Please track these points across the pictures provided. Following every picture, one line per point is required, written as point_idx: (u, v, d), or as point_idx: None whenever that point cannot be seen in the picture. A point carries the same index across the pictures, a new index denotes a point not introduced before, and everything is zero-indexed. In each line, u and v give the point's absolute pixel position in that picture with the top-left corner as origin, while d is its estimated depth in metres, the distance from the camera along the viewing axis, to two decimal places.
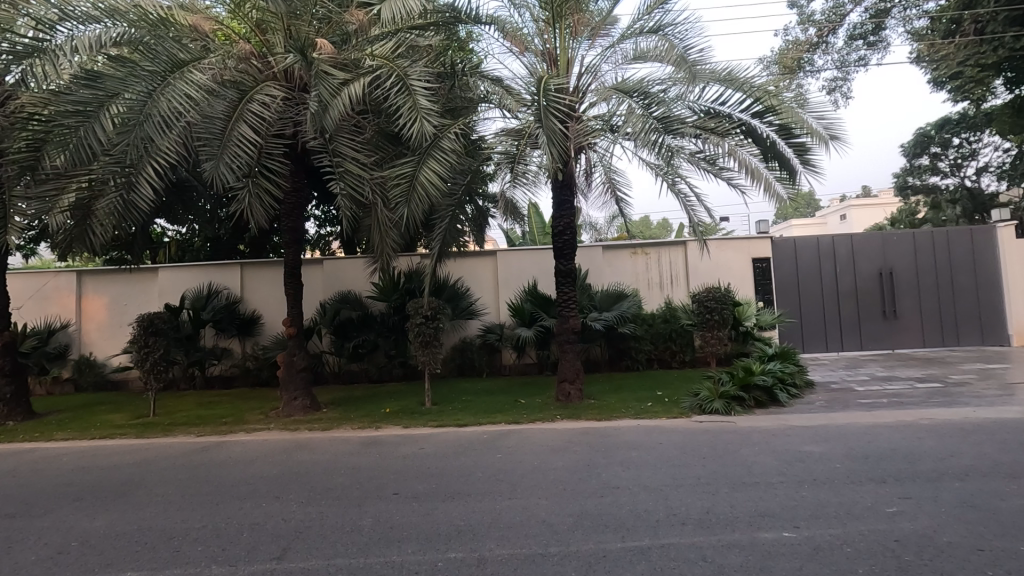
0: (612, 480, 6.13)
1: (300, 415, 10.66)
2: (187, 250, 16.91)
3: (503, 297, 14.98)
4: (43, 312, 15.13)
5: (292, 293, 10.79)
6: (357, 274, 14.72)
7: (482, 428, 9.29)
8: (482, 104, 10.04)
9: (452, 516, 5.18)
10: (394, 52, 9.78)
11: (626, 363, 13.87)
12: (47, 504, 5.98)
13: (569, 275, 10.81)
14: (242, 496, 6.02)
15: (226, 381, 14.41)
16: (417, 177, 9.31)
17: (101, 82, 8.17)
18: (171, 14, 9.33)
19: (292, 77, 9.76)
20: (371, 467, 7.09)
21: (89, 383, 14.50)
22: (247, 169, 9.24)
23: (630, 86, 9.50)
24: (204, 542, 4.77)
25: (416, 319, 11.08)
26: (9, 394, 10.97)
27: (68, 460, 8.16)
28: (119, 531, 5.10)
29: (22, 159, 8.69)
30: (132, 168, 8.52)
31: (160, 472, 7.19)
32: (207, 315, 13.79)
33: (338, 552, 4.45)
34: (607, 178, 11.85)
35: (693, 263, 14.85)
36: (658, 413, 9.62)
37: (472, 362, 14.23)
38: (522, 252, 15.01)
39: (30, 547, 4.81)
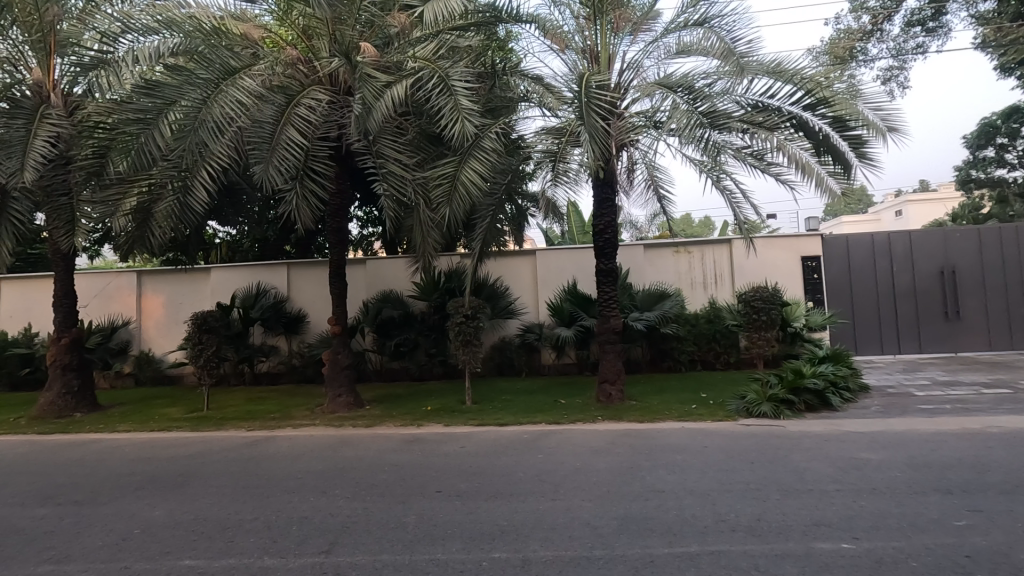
0: (658, 483, 6.01)
1: (344, 412, 10.89)
2: (237, 251, 17.57)
3: (543, 296, 14.93)
4: (107, 310, 16.00)
5: (337, 293, 11.04)
6: (399, 273, 14.96)
7: (523, 428, 9.29)
8: (523, 103, 10.04)
9: (495, 516, 5.18)
10: (435, 53, 9.84)
11: (668, 364, 13.61)
12: (112, 493, 6.30)
13: (609, 274, 10.66)
14: (290, 490, 6.19)
15: (273, 377, 14.86)
16: (459, 177, 9.34)
17: (160, 91, 8.53)
18: (223, 24, 9.63)
19: (336, 81, 9.92)
20: (414, 464, 7.18)
21: (148, 378, 15.25)
22: (295, 171, 9.49)
23: (675, 81, 9.25)
24: (256, 533, 4.92)
25: (457, 318, 11.16)
26: (77, 387, 11.65)
27: (130, 451, 8.59)
28: (178, 521, 5.31)
29: (89, 165, 9.21)
30: (188, 173, 8.86)
31: (214, 465, 7.49)
32: (256, 313, 14.28)
33: (384, 548, 4.51)
34: (650, 175, 11.67)
35: (739, 262, 14.42)
36: (703, 416, 9.40)
37: (512, 362, 14.25)
38: (563, 251, 14.92)
39: (97, 533, 5.07)
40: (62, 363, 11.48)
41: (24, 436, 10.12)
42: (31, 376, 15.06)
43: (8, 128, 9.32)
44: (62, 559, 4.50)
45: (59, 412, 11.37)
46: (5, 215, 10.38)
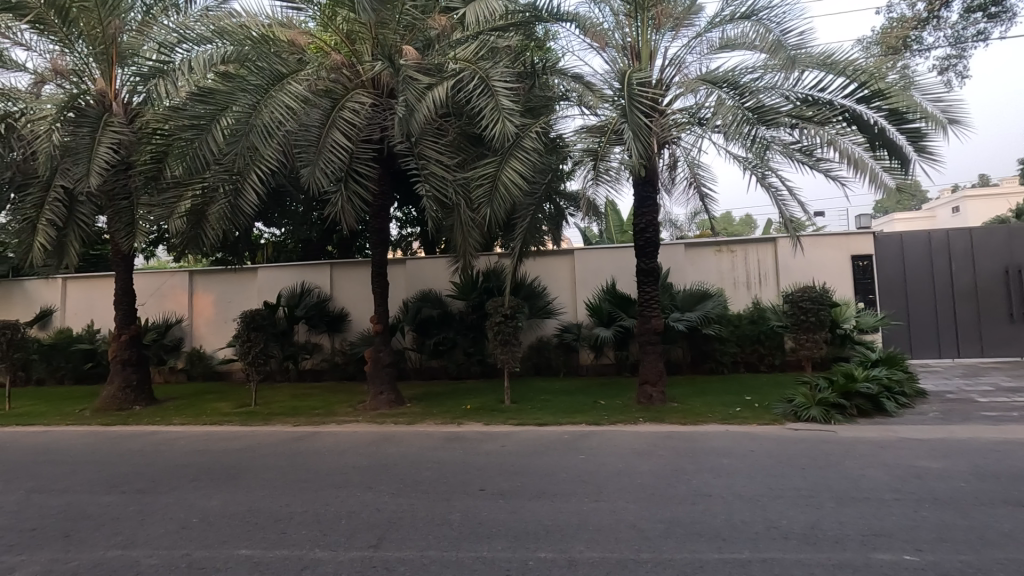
0: (704, 487, 5.88)
1: (385, 409, 11.08)
2: (282, 251, 18.12)
3: (580, 296, 14.84)
4: (162, 308, 16.77)
5: (378, 293, 11.26)
6: (438, 273, 15.14)
7: (563, 428, 9.25)
8: (562, 101, 10.09)
9: (539, 515, 5.18)
10: (477, 54, 9.92)
11: (709, 366, 13.32)
12: (171, 483, 6.60)
13: (650, 274, 10.51)
14: (337, 485, 6.34)
15: (316, 374, 15.24)
16: (500, 177, 9.36)
17: (212, 98, 8.86)
18: (271, 31, 9.95)
19: (379, 84, 10.15)
20: (455, 462, 7.24)
21: (199, 373, 15.89)
22: (340, 173, 9.70)
23: (719, 76, 9.08)
24: (307, 526, 5.05)
25: (496, 318, 11.19)
26: (135, 381, 12.24)
27: (185, 443, 8.97)
28: (233, 512, 5.51)
29: (147, 170, 9.67)
30: (238, 176, 9.15)
31: (264, 458, 7.74)
32: (300, 312, 14.70)
33: (431, 544, 4.57)
34: (692, 173, 11.42)
35: (785, 262, 13.99)
36: (748, 419, 9.17)
37: (550, 362, 14.22)
38: (601, 250, 14.78)
39: (159, 520, 5.31)
40: (122, 358, 12.10)
41: (89, 426, 10.70)
42: (94, 371, 15.93)
43: (74, 136, 9.85)
44: (128, 545, 4.74)
45: (119, 404, 11.97)
46: (73, 219, 11.01)
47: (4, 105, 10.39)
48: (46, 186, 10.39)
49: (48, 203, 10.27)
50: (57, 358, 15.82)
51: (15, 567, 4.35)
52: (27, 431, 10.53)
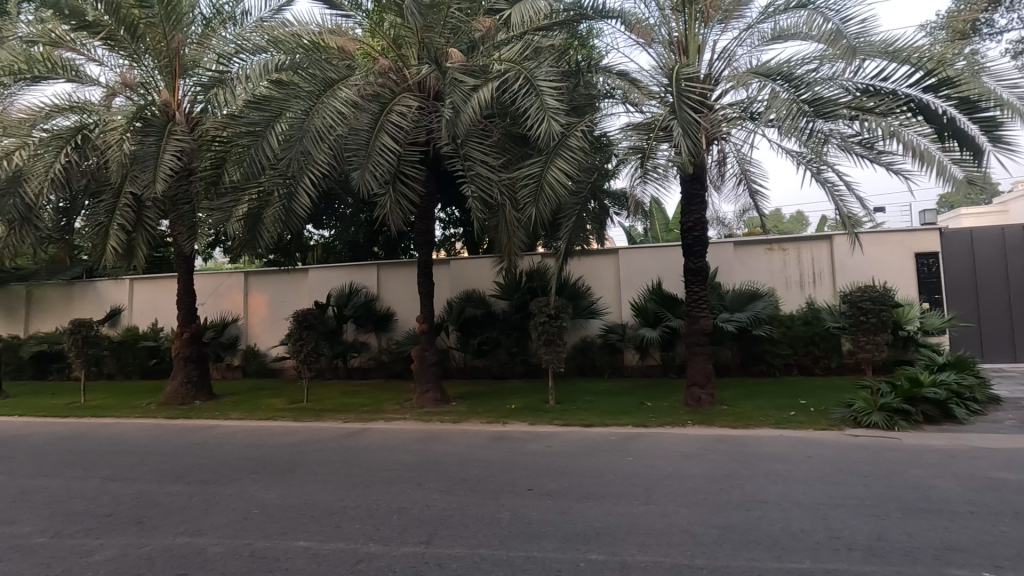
0: (759, 494, 5.69)
1: (431, 407, 11.24)
2: (331, 253, 18.65)
3: (625, 296, 14.64)
4: (220, 307, 17.55)
5: (424, 292, 11.43)
6: (482, 273, 15.25)
7: (609, 430, 9.14)
8: (606, 99, 10.01)
9: (588, 517, 5.13)
10: (521, 54, 9.92)
11: (760, 368, 12.90)
12: (231, 475, 6.90)
13: (699, 273, 10.26)
14: (388, 481, 6.47)
15: (364, 372, 15.62)
16: (545, 177, 9.33)
17: (268, 105, 9.20)
18: (322, 39, 10.23)
19: (425, 87, 10.34)
20: (502, 461, 7.27)
21: (254, 370, 16.56)
22: (389, 176, 9.88)
23: (773, 69, 8.79)
24: (360, 521, 5.17)
25: (540, 318, 11.18)
26: (196, 377, 12.86)
27: (243, 437, 9.36)
28: (290, 504, 5.71)
29: (209, 176, 10.13)
30: (292, 180, 9.44)
31: (317, 453, 7.99)
32: (349, 311, 15.08)
33: (482, 542, 4.61)
34: (741, 169, 11.10)
35: (841, 260, 13.39)
36: (803, 423, 8.83)
37: (594, 362, 14.09)
38: (646, 249, 14.57)
39: (221, 511, 5.55)
40: (184, 355, 12.72)
41: (155, 419, 11.32)
42: (159, 366, 16.83)
43: (141, 145, 10.38)
44: (194, 533, 4.98)
45: (182, 399, 12.62)
46: (141, 224, 11.65)
47: (81, 117, 11.08)
48: (118, 193, 11.04)
49: (119, 209, 10.89)
50: (125, 354, 16.85)
51: (94, 550, 4.64)
52: (100, 422, 11.22)
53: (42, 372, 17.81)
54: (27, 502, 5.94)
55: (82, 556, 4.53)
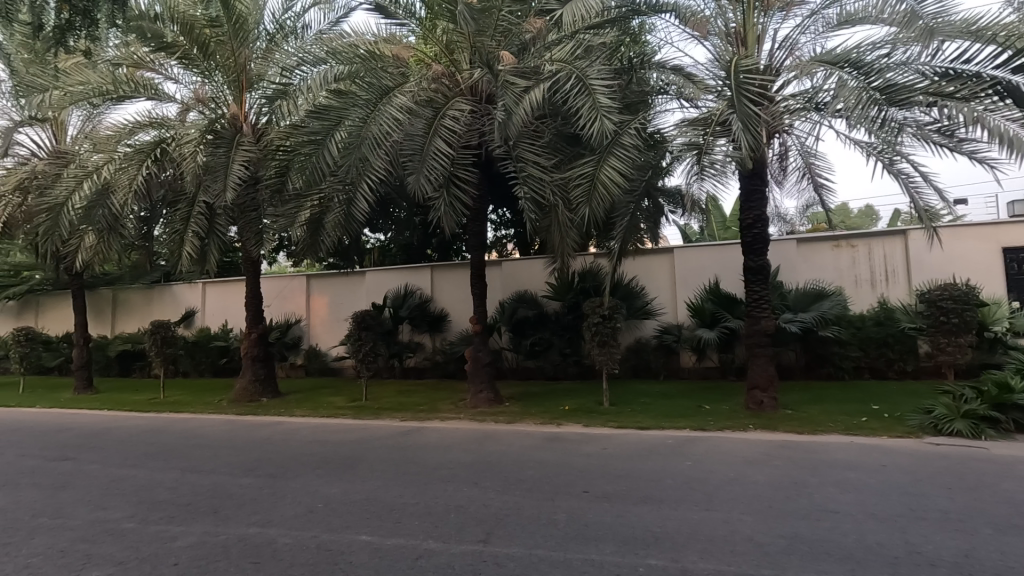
0: (829, 503, 5.41)
1: (485, 407, 11.35)
2: (387, 255, 19.18)
3: (681, 296, 14.29)
4: (284, 309, 18.36)
5: (477, 293, 11.57)
6: (534, 273, 15.28)
7: (666, 433, 8.95)
8: (660, 95, 9.81)
9: (646, 521, 5.04)
10: (572, 54, 9.96)
11: (827, 371, 12.27)
12: (297, 469, 7.22)
13: (759, 271, 9.88)
14: (445, 479, 6.59)
15: (419, 372, 15.97)
16: (598, 176, 9.25)
17: (328, 114, 9.55)
18: (377, 48, 10.51)
19: (477, 91, 10.51)
20: (556, 463, 7.25)
21: (315, 369, 17.25)
22: (443, 179, 10.04)
23: (838, 56, 8.43)
24: (419, 517, 5.29)
25: (593, 318, 11.06)
26: (264, 375, 13.51)
27: (306, 434, 9.75)
28: (352, 499, 5.91)
29: (274, 184, 10.61)
30: (351, 186, 9.75)
31: (377, 451, 8.24)
32: (404, 313, 15.45)
33: (538, 543, 4.61)
34: (805, 162, 10.62)
35: (917, 256, 12.57)
36: (875, 430, 8.35)
37: (648, 363, 13.82)
38: (703, 248, 14.19)
39: (289, 503, 5.81)
40: (252, 355, 13.41)
41: (227, 415, 11.98)
42: (229, 365, 17.82)
43: (213, 156, 11.06)
44: (265, 523, 5.24)
45: (250, 396, 13.29)
46: (213, 231, 12.35)
47: (159, 132, 11.87)
48: (192, 202, 11.75)
49: (193, 217, 11.58)
50: (199, 353, 17.90)
51: (176, 536, 4.96)
52: (179, 417, 11.99)
53: (126, 369, 19.23)
54: (117, 490, 6.42)
55: (166, 541, 4.86)
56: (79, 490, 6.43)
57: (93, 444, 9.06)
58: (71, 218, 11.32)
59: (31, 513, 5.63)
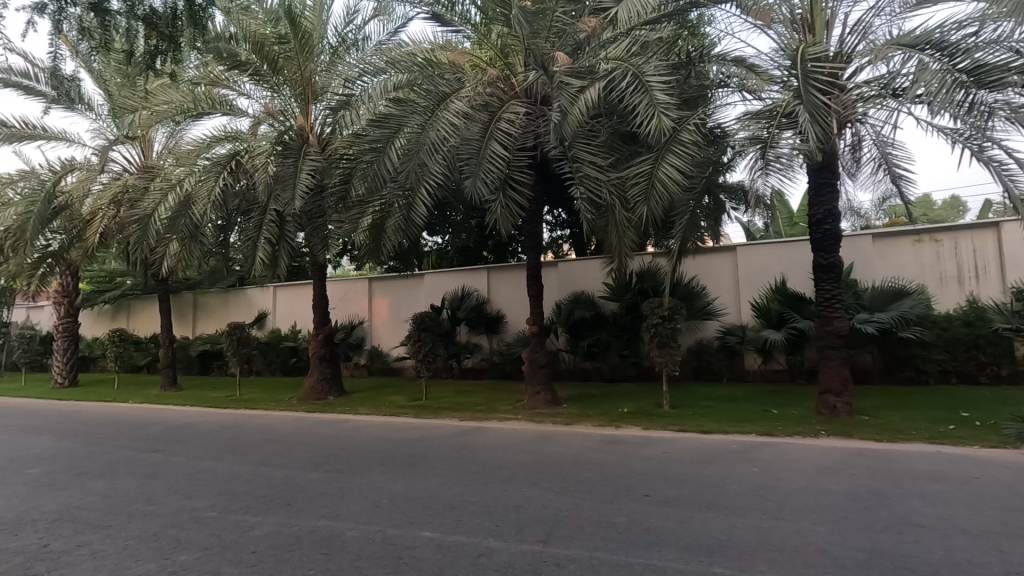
0: (913, 516, 5.06)
1: (543, 408, 11.36)
2: (444, 258, 19.58)
3: (745, 296, 13.76)
4: (347, 311, 19.08)
5: (534, 294, 11.61)
6: (591, 274, 15.15)
7: (730, 438, 8.65)
8: (720, 89, 9.50)
9: (710, 528, 4.90)
10: (629, 51, 9.74)
11: (908, 374, 11.46)
12: (363, 466, 7.49)
13: (831, 269, 9.36)
14: (504, 479, 6.65)
15: (477, 372, 16.18)
16: (656, 174, 9.07)
17: (388, 122, 9.84)
18: (434, 55, 10.72)
19: (532, 93, 10.56)
20: (616, 465, 7.15)
21: (378, 369, 17.82)
22: (499, 182, 10.13)
23: (918, 38, 7.91)
24: (479, 516, 5.36)
25: (652, 319, 10.82)
26: (330, 375, 14.10)
27: (370, 431, 10.09)
28: (415, 496, 6.08)
29: (338, 191, 11.07)
30: (410, 191, 10.03)
31: (437, 449, 8.43)
32: (462, 314, 15.71)
33: (599, 546, 4.57)
34: (881, 152, 9.99)
35: (1012, 250, 11.52)
36: (966, 439, 7.72)
37: (711, 365, 13.39)
38: (768, 245, 13.62)
39: (355, 498, 6.04)
40: (319, 355, 14.03)
41: (296, 412, 12.59)
42: (298, 365, 18.72)
43: (282, 166, 11.64)
44: (334, 517, 5.47)
45: (317, 395, 13.90)
46: (284, 238, 13.03)
47: (233, 145, 12.62)
48: (263, 210, 12.42)
49: (265, 225, 12.27)
50: (271, 353, 18.91)
51: (254, 526, 5.27)
52: (253, 414, 12.72)
53: (206, 368, 20.59)
54: (201, 480, 6.89)
55: (245, 530, 5.17)
56: (168, 479, 6.95)
57: (179, 437, 9.77)
58: (157, 228, 12.22)
59: (128, 500, 6.13)
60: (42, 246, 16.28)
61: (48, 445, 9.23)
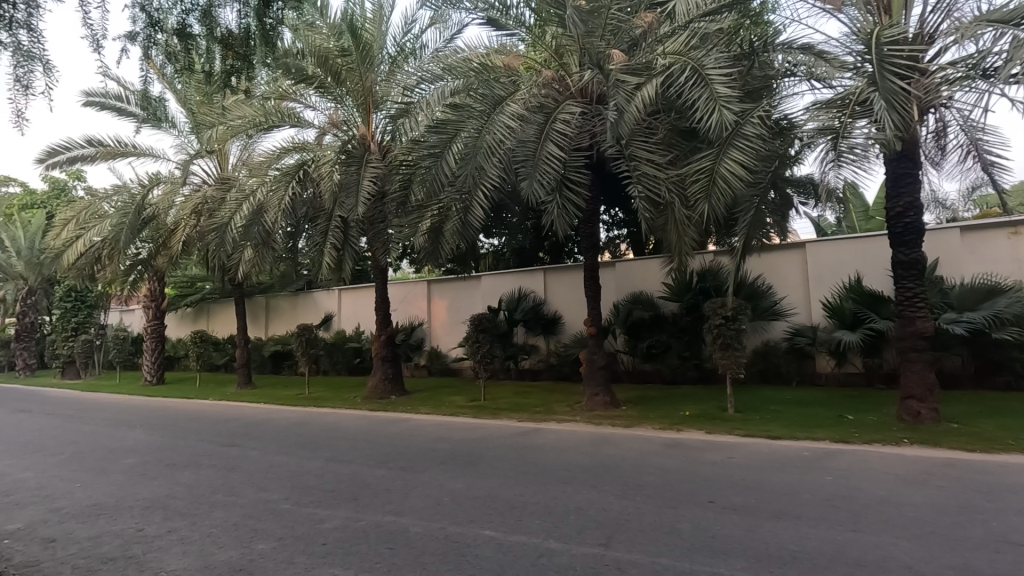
0: (1011, 533, 4.64)
1: (601, 410, 11.22)
2: (501, 260, 19.76)
3: (816, 295, 13.07)
4: (408, 312, 19.60)
5: (591, 295, 11.52)
6: (650, 273, 14.87)
7: (801, 444, 8.25)
8: (787, 78, 9.08)
9: (781, 538, 4.69)
10: (687, 44, 9.57)
11: (1004, 379, 10.53)
12: (425, 464, 7.67)
13: (913, 266, 8.74)
14: (563, 481, 6.63)
15: (534, 373, 16.22)
16: (718, 170, 8.78)
17: (445, 127, 10.03)
18: (489, 59, 10.84)
19: (587, 92, 10.49)
20: (678, 470, 6.98)
21: (437, 369, 18.20)
22: (555, 183, 10.10)
23: (1012, 14, 7.27)
24: (539, 517, 5.37)
25: (715, 320, 10.48)
26: (392, 375, 14.54)
27: (431, 430, 10.33)
28: (476, 495, 6.17)
29: (398, 196, 11.41)
30: (468, 195, 10.18)
31: (497, 449, 8.51)
32: (519, 315, 15.80)
33: (663, 551, 4.48)
34: (969, 138, 9.23)
35: None
36: None
37: (779, 368, 12.81)
38: (841, 241, 12.89)
39: (418, 495, 6.20)
40: (382, 355, 14.49)
41: (361, 411, 13.05)
42: (362, 365, 19.41)
43: (346, 174, 12.12)
44: (398, 513, 5.64)
45: (380, 394, 14.36)
46: (348, 243, 13.57)
47: (301, 155, 13.24)
48: (329, 217, 12.96)
49: (331, 231, 12.83)
50: (337, 354, 19.70)
51: (324, 519, 5.51)
52: (321, 412, 13.31)
53: (278, 367, 21.71)
54: (275, 474, 7.28)
55: (316, 522, 5.42)
56: (246, 472, 7.39)
57: (255, 433, 10.36)
58: (234, 235, 13.01)
59: (211, 490, 6.57)
60: (134, 254, 17.91)
61: (141, 438, 10.00)
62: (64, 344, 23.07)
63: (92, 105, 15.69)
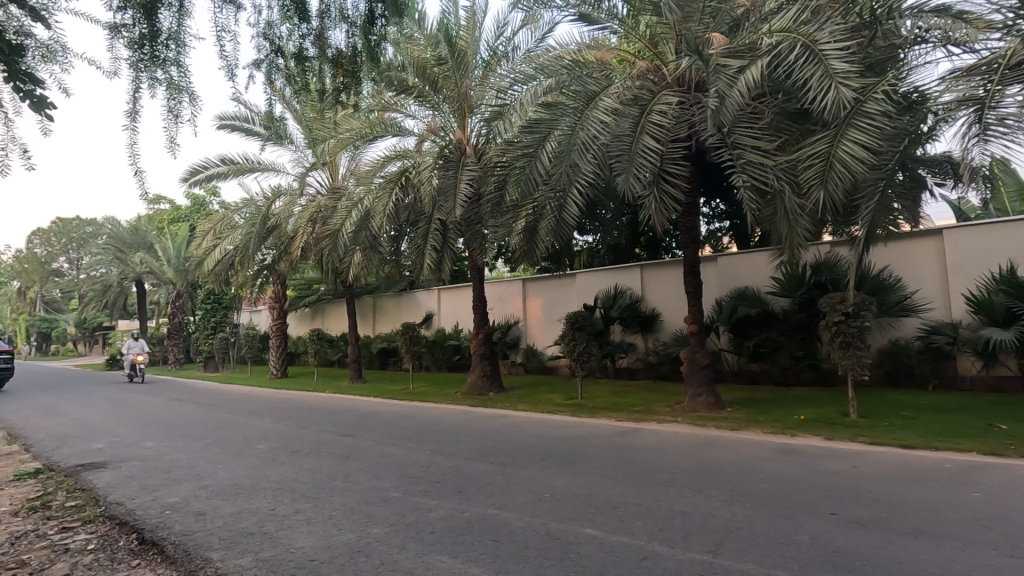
0: None
1: (704, 411, 10.74)
2: (596, 256, 19.54)
3: (956, 287, 11.58)
4: (504, 311, 19.97)
5: (693, 291, 11.06)
6: (757, 268, 13.98)
7: (940, 455, 7.36)
8: (914, 46, 8.17)
9: (918, 558, 4.22)
10: (796, 20, 8.91)
11: None
12: (525, 460, 7.78)
13: None
14: (666, 483, 6.43)
15: (632, 372, 15.87)
16: (835, 153, 8.07)
17: (539, 127, 10.09)
18: (581, 54, 10.71)
19: (686, 80, 10.07)
20: (794, 477, 6.50)
21: (534, 367, 18.39)
22: (653, 177, 9.78)
23: None
24: (642, 518, 5.26)
25: (834, 317, 9.63)
26: (490, 372, 14.92)
27: (529, 427, 10.47)
28: (576, 493, 6.16)
29: (492, 198, 11.63)
30: (562, 193, 10.16)
31: (596, 449, 8.44)
32: (616, 313, 15.56)
33: (778, 563, 4.21)
34: None
35: None
36: None
37: (912, 370, 11.48)
38: (988, 227, 11.32)
39: (519, 491, 6.31)
40: (480, 352, 14.91)
41: (462, 406, 13.53)
42: (462, 361, 20.09)
43: (444, 178, 12.59)
44: (500, 506, 5.77)
45: (479, 390, 14.77)
46: (447, 245, 14.07)
47: (403, 163, 13.97)
48: (429, 220, 13.52)
49: (431, 232, 13.42)
50: (438, 351, 20.54)
51: (431, 508, 5.78)
52: (425, 406, 13.96)
53: (385, 363, 23.07)
54: (386, 464, 7.75)
55: (424, 512, 5.69)
56: (360, 461, 7.94)
57: (367, 424, 11.08)
58: (344, 241, 14.01)
59: (331, 476, 7.14)
60: (260, 260, 19.84)
61: (270, 426, 11.09)
62: (206, 341, 26.09)
63: (225, 128, 17.59)
